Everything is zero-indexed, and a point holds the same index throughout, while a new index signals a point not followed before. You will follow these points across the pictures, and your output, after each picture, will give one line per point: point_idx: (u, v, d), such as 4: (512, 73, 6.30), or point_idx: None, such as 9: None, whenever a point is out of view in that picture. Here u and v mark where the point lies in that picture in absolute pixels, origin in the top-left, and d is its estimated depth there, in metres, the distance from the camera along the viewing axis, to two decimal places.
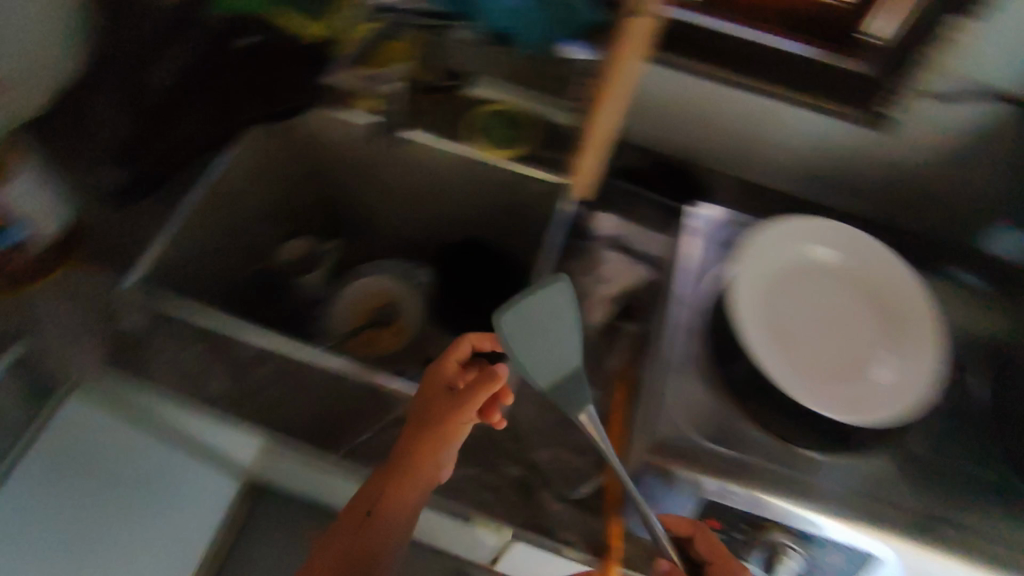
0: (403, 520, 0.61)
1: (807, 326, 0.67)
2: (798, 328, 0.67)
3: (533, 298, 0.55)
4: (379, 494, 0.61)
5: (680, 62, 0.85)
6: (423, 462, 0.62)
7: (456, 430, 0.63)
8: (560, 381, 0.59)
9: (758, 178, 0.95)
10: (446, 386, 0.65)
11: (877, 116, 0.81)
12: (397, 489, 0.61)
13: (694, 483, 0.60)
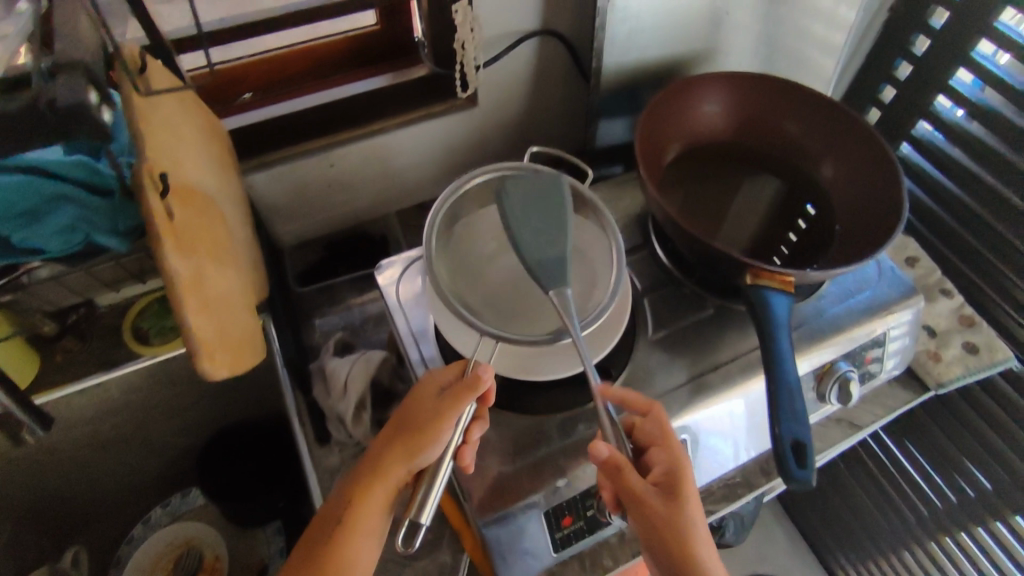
0: (369, 532, 0.54)
1: (500, 288, 0.60)
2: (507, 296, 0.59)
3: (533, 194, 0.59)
4: (361, 481, 0.55)
5: (278, 162, 0.74)
6: (394, 465, 0.54)
7: (424, 443, 0.54)
8: (538, 261, 0.56)
9: (425, 198, 0.91)
10: (437, 390, 0.57)
11: (460, 100, 0.79)
12: (363, 492, 0.54)
13: (528, 503, 0.58)
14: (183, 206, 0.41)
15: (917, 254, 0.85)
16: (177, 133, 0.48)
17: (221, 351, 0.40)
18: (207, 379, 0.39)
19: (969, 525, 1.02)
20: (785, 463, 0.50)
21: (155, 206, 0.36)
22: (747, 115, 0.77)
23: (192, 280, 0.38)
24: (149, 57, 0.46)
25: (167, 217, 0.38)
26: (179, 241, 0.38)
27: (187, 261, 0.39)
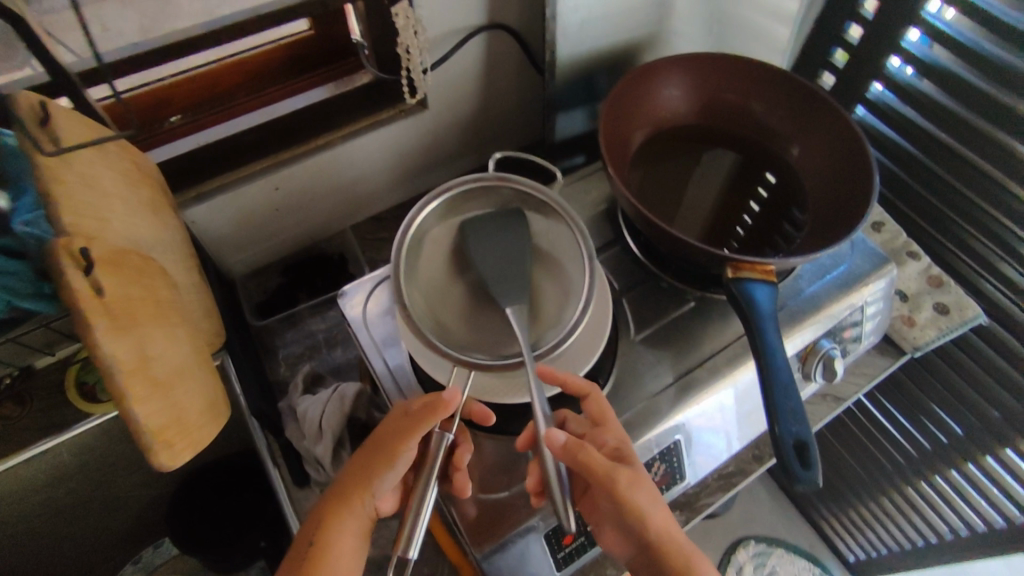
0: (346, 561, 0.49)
1: (471, 307, 0.55)
2: (480, 314, 0.55)
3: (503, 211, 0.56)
4: (333, 504, 0.52)
5: (218, 191, 0.68)
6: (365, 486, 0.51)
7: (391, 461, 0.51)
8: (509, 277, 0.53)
9: (381, 208, 0.87)
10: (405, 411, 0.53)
11: (410, 104, 0.74)
12: (335, 513, 0.51)
13: (525, 528, 0.56)
14: (116, 274, 0.37)
15: (883, 219, 0.85)
16: (95, 186, 0.42)
17: (179, 432, 0.36)
18: (165, 467, 0.35)
19: (946, 472, 1.05)
20: (787, 463, 0.50)
21: (81, 285, 0.32)
22: (707, 97, 0.75)
23: (138, 361, 0.34)
24: (49, 100, 0.41)
25: (99, 294, 0.33)
26: (117, 321, 0.34)
27: (129, 341, 0.34)
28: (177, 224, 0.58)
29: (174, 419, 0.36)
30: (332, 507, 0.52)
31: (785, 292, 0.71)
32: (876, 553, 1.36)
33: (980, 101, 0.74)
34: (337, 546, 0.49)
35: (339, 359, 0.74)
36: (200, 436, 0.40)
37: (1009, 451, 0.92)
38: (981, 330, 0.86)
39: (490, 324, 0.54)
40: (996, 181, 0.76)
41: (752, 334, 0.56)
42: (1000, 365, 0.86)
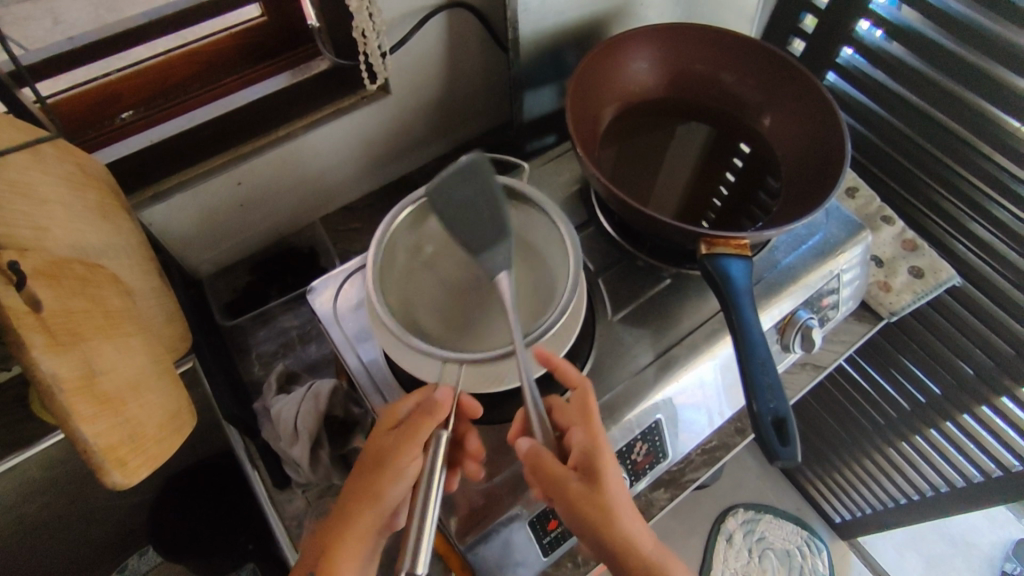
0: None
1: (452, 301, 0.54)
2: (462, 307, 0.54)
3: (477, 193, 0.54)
4: (336, 523, 0.50)
5: (176, 189, 0.65)
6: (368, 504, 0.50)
7: (389, 477, 0.49)
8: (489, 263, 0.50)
9: (350, 198, 0.84)
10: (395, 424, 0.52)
11: (371, 90, 0.72)
12: (339, 533, 0.50)
13: (508, 517, 0.55)
14: (57, 286, 0.35)
15: (857, 184, 0.84)
16: (30, 193, 0.40)
17: (134, 448, 0.35)
18: (121, 486, 0.34)
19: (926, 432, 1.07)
20: (767, 439, 0.49)
21: (14, 301, 0.30)
22: (678, 68, 0.74)
23: (83, 379, 0.32)
24: None
25: (35, 310, 0.32)
26: (58, 337, 0.32)
27: (71, 358, 0.32)
28: (131, 227, 0.56)
29: (128, 435, 0.35)
30: (335, 526, 0.50)
31: (761, 265, 0.70)
32: (860, 512, 1.39)
33: (949, 62, 0.74)
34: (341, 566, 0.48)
35: (315, 355, 0.73)
36: (160, 450, 0.38)
37: (986, 409, 0.93)
38: (955, 291, 0.87)
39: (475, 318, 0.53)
40: (966, 143, 0.76)
41: (729, 310, 0.55)
42: (974, 325, 0.87)
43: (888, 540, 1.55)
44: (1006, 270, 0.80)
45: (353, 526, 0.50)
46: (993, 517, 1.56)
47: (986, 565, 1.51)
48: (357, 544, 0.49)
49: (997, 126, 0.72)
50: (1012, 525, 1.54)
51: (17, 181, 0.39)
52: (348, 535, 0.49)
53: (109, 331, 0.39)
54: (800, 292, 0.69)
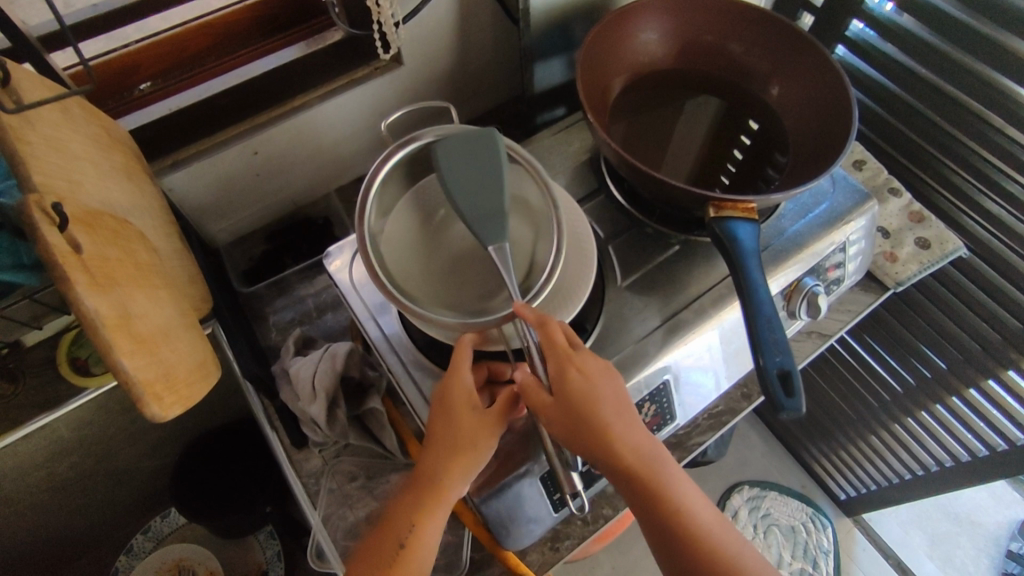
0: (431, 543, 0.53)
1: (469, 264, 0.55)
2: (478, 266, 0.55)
3: (454, 144, 0.52)
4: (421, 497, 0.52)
5: (195, 157, 0.67)
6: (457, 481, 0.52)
7: (475, 459, 0.52)
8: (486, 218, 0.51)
9: (362, 171, 0.86)
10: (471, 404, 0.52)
11: (384, 61, 0.73)
12: (430, 509, 0.52)
13: (520, 473, 0.57)
14: (93, 233, 0.37)
15: (864, 157, 0.85)
16: (64, 149, 0.42)
17: (168, 387, 0.37)
18: (157, 419, 0.35)
19: (931, 406, 1.07)
20: (773, 392, 0.51)
21: (57, 241, 0.32)
22: (688, 39, 0.74)
23: (120, 319, 0.34)
24: (9, 61, 0.40)
25: (75, 252, 0.33)
26: (96, 278, 0.34)
27: (109, 299, 0.34)
28: (154, 191, 0.57)
29: (163, 375, 0.36)
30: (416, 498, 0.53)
31: (768, 232, 0.71)
32: (865, 489, 1.41)
33: (957, 32, 0.74)
34: (424, 534, 0.52)
35: (330, 322, 0.75)
36: (192, 395, 0.40)
37: (991, 381, 0.94)
38: (961, 263, 0.88)
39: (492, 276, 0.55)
40: (974, 113, 0.76)
41: (737, 271, 0.56)
42: (980, 298, 0.88)
43: (893, 517, 1.56)
44: (1013, 241, 0.80)
45: (439, 502, 0.52)
46: (997, 496, 1.57)
47: (991, 543, 1.52)
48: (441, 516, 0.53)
49: (1006, 95, 0.72)
50: (1017, 505, 1.55)
51: (51, 137, 0.41)
52: (432, 510, 0.52)
53: (141, 279, 0.41)
54: (807, 261, 0.70)
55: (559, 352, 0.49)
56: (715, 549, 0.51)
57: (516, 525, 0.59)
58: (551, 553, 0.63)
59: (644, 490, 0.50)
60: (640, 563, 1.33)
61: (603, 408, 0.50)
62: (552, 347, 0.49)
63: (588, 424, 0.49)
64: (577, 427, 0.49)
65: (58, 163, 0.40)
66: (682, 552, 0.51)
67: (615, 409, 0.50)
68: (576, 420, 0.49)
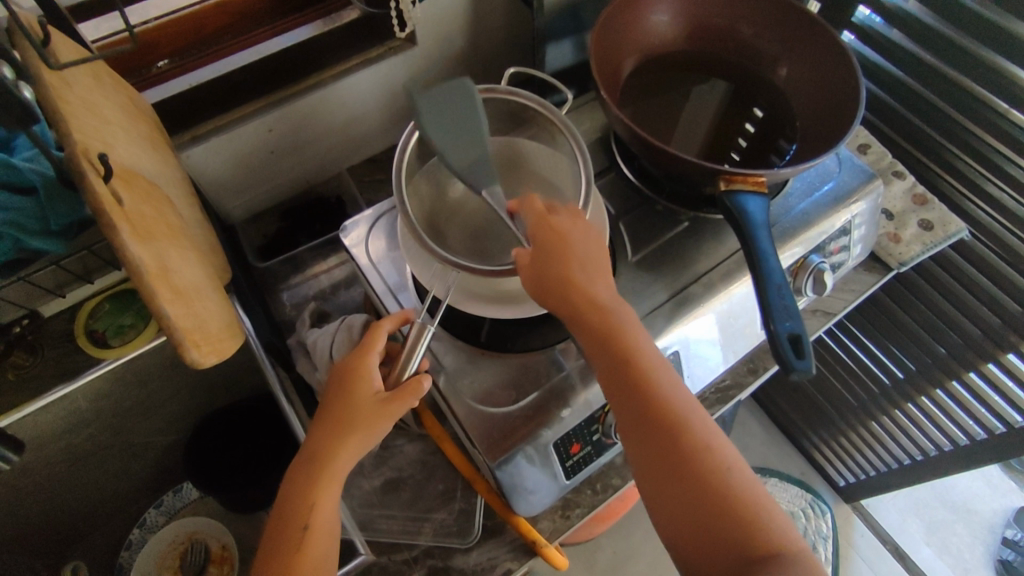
0: (326, 529, 0.50)
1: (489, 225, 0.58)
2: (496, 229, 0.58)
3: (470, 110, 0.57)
4: (309, 477, 0.50)
5: (212, 133, 0.68)
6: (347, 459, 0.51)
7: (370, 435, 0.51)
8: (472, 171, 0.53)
9: (373, 151, 0.87)
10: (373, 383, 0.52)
11: (398, 40, 0.74)
12: (320, 490, 0.50)
13: (534, 439, 0.57)
14: (131, 188, 0.38)
15: (868, 140, 0.86)
16: (98, 112, 0.43)
17: (204, 338, 0.38)
18: (196, 365, 0.37)
19: (930, 390, 1.09)
20: (784, 355, 0.52)
21: (102, 191, 0.33)
22: (697, 22, 0.76)
23: (159, 270, 0.35)
24: (46, 24, 0.41)
25: (117, 203, 0.34)
26: (137, 229, 0.35)
27: (149, 250, 0.35)
28: (176, 161, 0.59)
29: (198, 326, 0.38)
30: (308, 483, 0.50)
31: (777, 209, 0.73)
32: (865, 475, 1.42)
33: (962, 15, 0.75)
34: (319, 520, 0.49)
35: (344, 297, 0.76)
36: (223, 349, 0.41)
37: (991, 365, 0.95)
38: (962, 246, 0.89)
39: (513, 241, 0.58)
40: (976, 97, 0.78)
41: (747, 243, 0.57)
42: (980, 281, 0.89)
43: (891, 504, 1.58)
44: (1014, 225, 0.82)
45: (333, 488, 0.50)
46: (995, 485, 1.58)
47: (987, 531, 1.54)
48: (330, 499, 0.50)
49: (1007, 79, 0.73)
50: (1014, 494, 1.56)
51: (87, 100, 0.42)
52: (324, 493, 0.50)
53: (172, 236, 0.42)
54: (814, 237, 0.72)
55: (546, 225, 0.52)
56: (703, 466, 0.47)
57: (529, 492, 0.59)
58: (562, 520, 0.65)
59: (612, 347, 0.50)
60: (641, 547, 1.34)
61: (576, 251, 0.52)
62: (541, 222, 0.52)
63: (558, 259, 0.51)
64: (546, 274, 0.51)
65: (94, 124, 0.41)
66: (651, 425, 0.48)
67: (585, 259, 0.52)
68: (555, 285, 0.51)
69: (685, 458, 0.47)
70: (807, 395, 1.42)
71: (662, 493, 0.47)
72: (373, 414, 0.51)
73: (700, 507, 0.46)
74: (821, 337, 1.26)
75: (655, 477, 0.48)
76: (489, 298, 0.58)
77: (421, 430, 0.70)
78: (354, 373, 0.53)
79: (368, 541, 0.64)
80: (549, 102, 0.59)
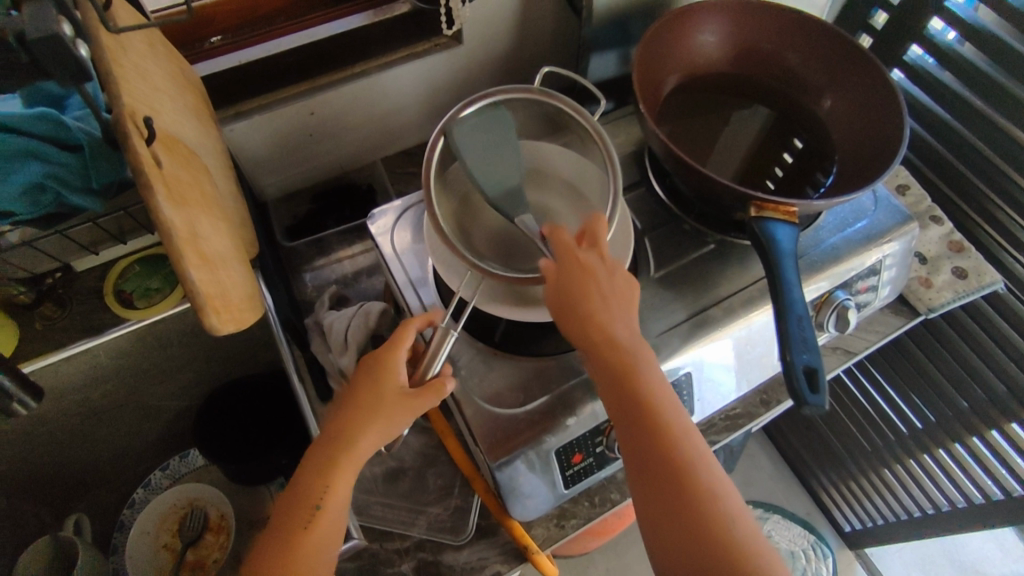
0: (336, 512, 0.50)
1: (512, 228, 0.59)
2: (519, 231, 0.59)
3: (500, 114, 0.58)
4: (328, 462, 0.50)
5: (256, 111, 0.70)
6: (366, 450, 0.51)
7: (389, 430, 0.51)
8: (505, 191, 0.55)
9: (409, 144, 0.88)
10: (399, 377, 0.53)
11: (445, 37, 0.75)
12: (337, 475, 0.50)
13: (537, 443, 0.57)
14: (171, 154, 0.39)
15: (908, 181, 0.84)
16: (148, 78, 0.44)
17: (225, 306, 0.39)
18: (214, 332, 0.37)
19: (949, 444, 1.06)
20: (798, 388, 0.51)
21: (143, 153, 0.34)
22: (744, 46, 0.75)
23: (189, 235, 0.36)
24: None
25: (157, 166, 0.36)
26: (172, 194, 0.36)
27: (182, 215, 0.36)
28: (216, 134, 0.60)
29: (221, 294, 0.39)
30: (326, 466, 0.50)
31: (807, 241, 0.72)
32: (872, 523, 1.39)
33: (1017, 63, 0.73)
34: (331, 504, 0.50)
35: (365, 284, 0.77)
36: (242, 320, 0.42)
37: (1014, 424, 0.92)
38: (997, 299, 0.87)
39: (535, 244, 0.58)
40: None
41: (772, 271, 0.57)
42: (1011, 336, 0.86)
43: (896, 557, 1.54)
44: None
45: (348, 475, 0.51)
46: (1008, 550, 1.53)
47: None
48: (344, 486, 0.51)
49: None
50: None
51: (139, 65, 0.43)
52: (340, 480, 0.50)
53: (205, 204, 0.43)
54: (842, 273, 0.71)
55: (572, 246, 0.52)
56: (705, 506, 0.46)
57: (526, 496, 0.59)
58: (556, 529, 0.64)
59: (627, 377, 0.50)
60: (634, 568, 1.33)
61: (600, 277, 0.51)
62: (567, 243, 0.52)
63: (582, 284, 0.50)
64: (567, 296, 0.51)
65: (142, 89, 0.42)
66: (657, 460, 0.48)
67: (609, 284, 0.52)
68: (575, 308, 0.51)
69: (689, 496, 0.47)
70: (821, 434, 1.39)
71: (663, 529, 0.47)
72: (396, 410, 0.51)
73: (705, 552, 0.46)
74: (840, 377, 1.24)
75: (657, 512, 0.47)
76: (506, 298, 0.58)
77: (426, 423, 0.71)
78: (380, 367, 0.53)
79: (362, 527, 0.65)
80: (583, 108, 0.59)
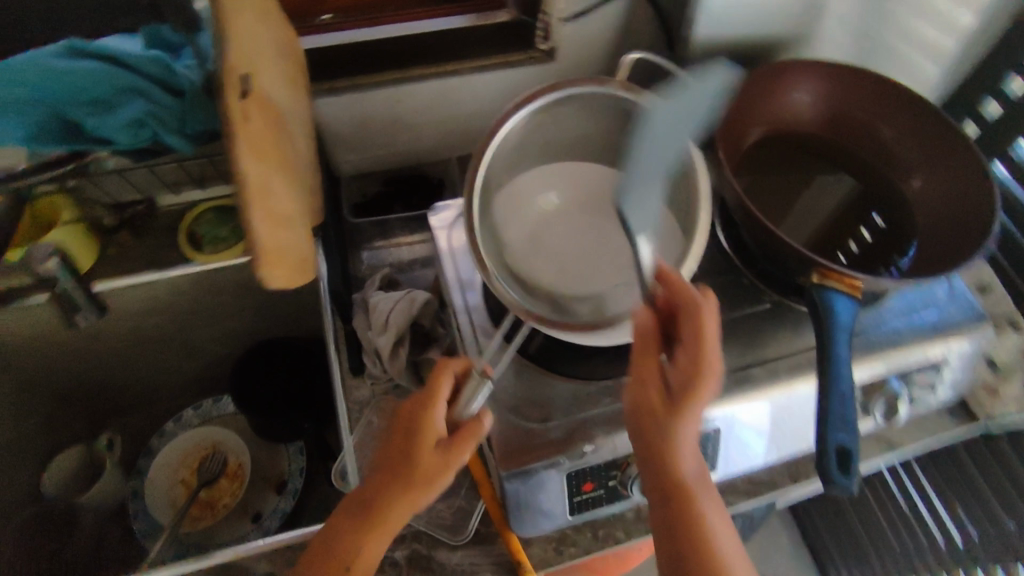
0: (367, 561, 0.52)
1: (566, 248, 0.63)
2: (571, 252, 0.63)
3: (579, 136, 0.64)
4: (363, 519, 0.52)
5: (347, 89, 0.72)
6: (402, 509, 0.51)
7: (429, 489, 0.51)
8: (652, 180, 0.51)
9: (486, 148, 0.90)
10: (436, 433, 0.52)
11: (540, 51, 0.76)
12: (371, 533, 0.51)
13: (551, 464, 0.56)
14: (263, 113, 0.42)
15: (991, 281, 0.79)
16: (257, 41, 0.47)
17: (281, 262, 0.41)
18: (265, 284, 0.40)
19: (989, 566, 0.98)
20: (828, 468, 0.50)
21: (237, 107, 0.37)
22: (839, 111, 0.73)
23: (262, 189, 0.39)
24: None
25: (247, 121, 0.38)
26: (256, 149, 0.39)
27: (260, 170, 0.39)
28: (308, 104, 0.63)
29: (280, 251, 0.41)
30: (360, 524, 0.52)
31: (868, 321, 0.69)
32: None
33: None
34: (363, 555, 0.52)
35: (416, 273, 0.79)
36: (293, 279, 0.44)
37: None
38: None
39: (586, 265, 0.62)
40: None
41: (824, 341, 0.55)
42: None
43: None
44: None
45: (383, 528, 0.52)
46: None
47: None
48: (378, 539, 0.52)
49: None
50: None
51: (252, 28, 0.47)
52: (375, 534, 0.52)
53: (283, 165, 0.46)
54: (901, 362, 0.67)
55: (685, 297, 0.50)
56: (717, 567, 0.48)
57: (529, 513, 0.59)
58: (552, 554, 0.64)
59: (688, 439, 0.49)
60: None
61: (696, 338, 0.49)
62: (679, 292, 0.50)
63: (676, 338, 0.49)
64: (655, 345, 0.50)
65: (249, 49, 0.45)
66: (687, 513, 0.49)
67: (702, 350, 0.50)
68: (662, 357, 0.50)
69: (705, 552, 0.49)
70: (850, 525, 1.31)
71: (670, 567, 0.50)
72: (433, 471, 0.51)
73: None
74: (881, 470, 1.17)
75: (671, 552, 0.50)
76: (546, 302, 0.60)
77: None
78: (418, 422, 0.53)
79: None
80: None
